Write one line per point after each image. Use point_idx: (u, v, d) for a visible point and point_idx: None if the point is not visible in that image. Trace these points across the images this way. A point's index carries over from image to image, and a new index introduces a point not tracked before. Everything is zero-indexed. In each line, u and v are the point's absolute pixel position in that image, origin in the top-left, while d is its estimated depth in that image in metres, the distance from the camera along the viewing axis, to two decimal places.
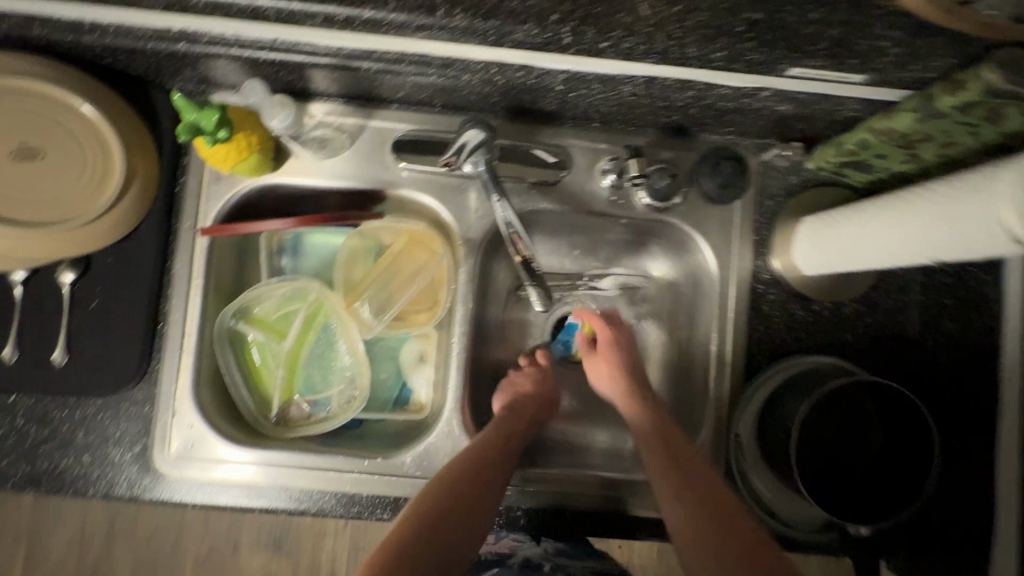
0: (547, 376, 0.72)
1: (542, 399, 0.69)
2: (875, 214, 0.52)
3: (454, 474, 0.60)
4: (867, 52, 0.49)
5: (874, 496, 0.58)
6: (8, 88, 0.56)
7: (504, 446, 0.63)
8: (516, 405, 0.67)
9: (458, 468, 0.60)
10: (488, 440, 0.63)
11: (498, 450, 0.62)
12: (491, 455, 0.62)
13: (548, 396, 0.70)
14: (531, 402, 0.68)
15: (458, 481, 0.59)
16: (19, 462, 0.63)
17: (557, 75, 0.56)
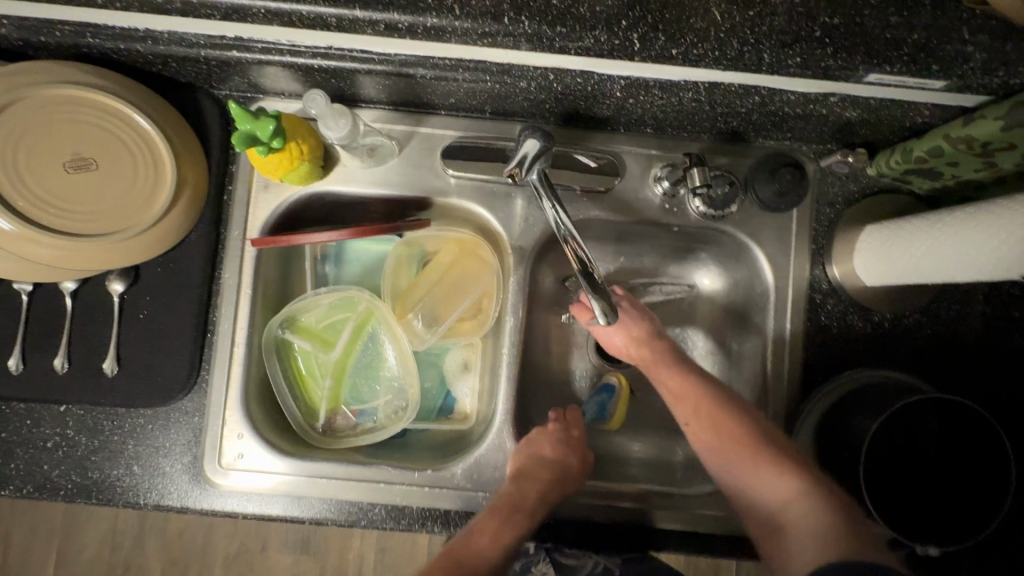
0: (571, 438, 0.65)
1: (562, 468, 0.63)
2: (960, 226, 0.49)
3: (453, 555, 0.55)
4: (950, 58, 0.47)
5: (957, 521, 0.54)
6: (62, 97, 0.55)
7: (515, 528, 0.58)
8: (536, 475, 0.61)
9: (460, 550, 0.56)
10: (501, 518, 0.59)
11: (508, 532, 0.58)
12: (498, 537, 0.57)
13: (570, 465, 0.63)
14: (550, 471, 0.62)
15: (457, 564, 0.55)
16: (69, 472, 0.63)
17: (617, 81, 0.55)
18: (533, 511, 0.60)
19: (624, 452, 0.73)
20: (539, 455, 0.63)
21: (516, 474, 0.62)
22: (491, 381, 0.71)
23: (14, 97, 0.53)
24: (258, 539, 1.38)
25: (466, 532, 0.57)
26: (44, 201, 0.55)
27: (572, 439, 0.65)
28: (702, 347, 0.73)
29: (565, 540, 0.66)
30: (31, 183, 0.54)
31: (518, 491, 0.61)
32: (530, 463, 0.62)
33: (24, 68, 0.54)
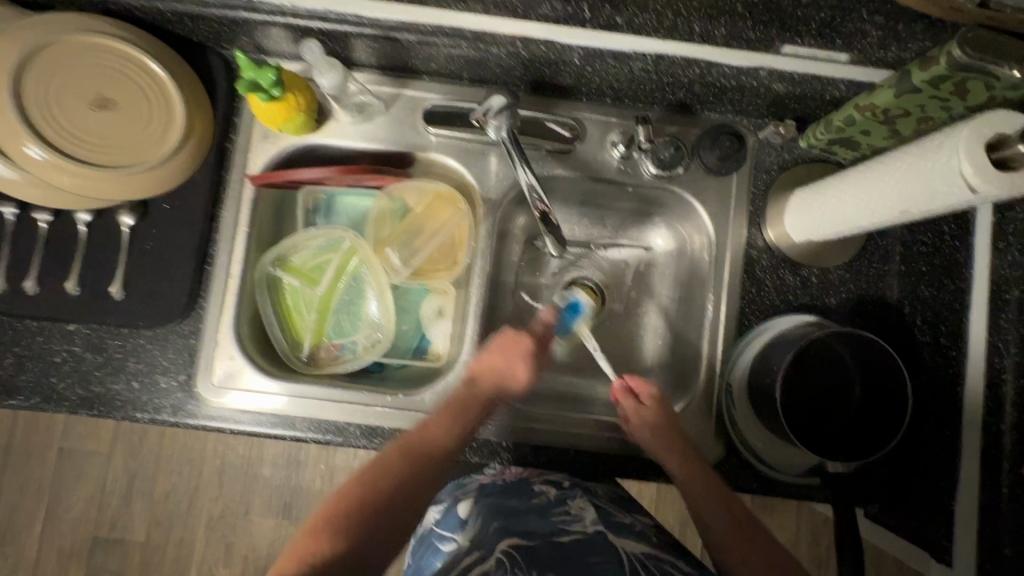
0: (512, 344, 0.70)
1: (501, 374, 0.69)
2: (856, 180, 0.58)
3: (408, 445, 0.64)
4: (853, 34, 0.56)
5: (855, 441, 0.64)
6: (91, 46, 0.63)
7: (464, 421, 0.67)
8: (488, 382, 0.69)
9: (413, 440, 0.64)
10: (451, 413, 0.67)
11: (457, 423, 0.66)
12: (447, 426, 0.66)
13: (507, 370, 0.69)
14: (492, 375, 0.69)
15: (414, 455, 0.63)
16: (74, 385, 0.69)
17: (575, 51, 0.62)
18: (480, 407, 0.68)
19: (581, 393, 0.81)
20: (489, 362, 0.69)
21: (471, 376, 0.69)
22: (461, 324, 0.77)
23: (47, 41, 0.61)
24: (241, 505, 1.36)
25: (420, 426, 0.66)
26: (69, 134, 0.62)
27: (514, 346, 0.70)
28: (656, 299, 0.81)
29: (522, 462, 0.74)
30: (59, 118, 0.62)
31: (466, 393, 0.68)
32: (481, 367, 0.69)
33: (56, 18, 0.62)
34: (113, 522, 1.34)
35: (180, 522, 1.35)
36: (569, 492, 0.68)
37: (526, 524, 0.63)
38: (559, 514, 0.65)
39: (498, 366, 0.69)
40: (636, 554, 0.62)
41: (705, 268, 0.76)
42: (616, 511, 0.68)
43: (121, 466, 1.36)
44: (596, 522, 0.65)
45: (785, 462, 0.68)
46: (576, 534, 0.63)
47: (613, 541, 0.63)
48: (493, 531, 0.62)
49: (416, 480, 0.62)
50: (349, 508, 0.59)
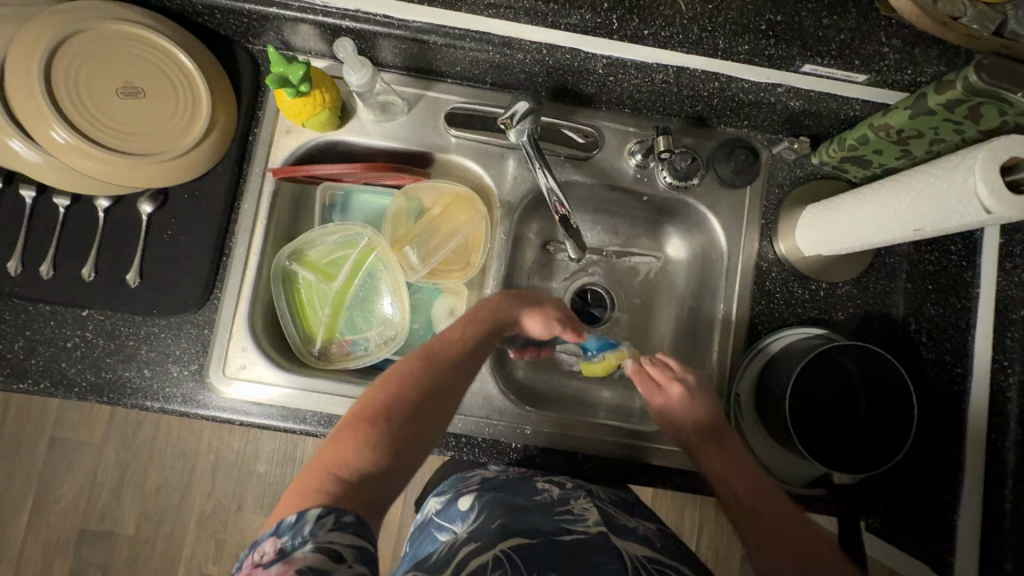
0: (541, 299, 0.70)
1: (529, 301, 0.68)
2: (869, 199, 0.60)
3: (428, 350, 0.60)
4: (871, 56, 0.58)
5: (861, 452, 0.65)
6: (123, 34, 0.64)
7: (481, 334, 0.63)
8: (513, 306, 0.67)
9: (434, 346, 0.60)
10: (468, 319, 0.64)
11: (470, 336, 0.62)
12: (470, 330, 0.63)
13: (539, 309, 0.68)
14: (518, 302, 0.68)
15: (434, 355, 0.59)
16: (84, 371, 0.69)
17: (599, 60, 0.65)
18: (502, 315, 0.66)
19: (587, 397, 0.82)
20: (504, 300, 0.67)
21: (480, 306, 0.66)
22: None
23: (78, 28, 0.62)
24: (234, 501, 1.35)
25: (439, 333, 0.62)
26: (95, 119, 0.62)
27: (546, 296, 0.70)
28: (665, 307, 0.82)
29: (529, 462, 0.74)
30: (86, 102, 0.62)
31: (482, 307, 0.66)
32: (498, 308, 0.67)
33: (88, 6, 0.63)
34: (104, 513, 1.33)
35: (172, 516, 1.34)
36: (572, 493, 0.68)
37: (527, 520, 0.61)
38: (560, 512, 0.63)
39: (509, 301, 0.67)
40: (641, 557, 0.58)
41: (715, 279, 0.77)
42: (619, 514, 0.66)
43: (114, 458, 1.34)
44: (599, 523, 0.61)
45: (787, 470, 0.70)
46: (579, 533, 0.60)
47: (618, 543, 0.59)
48: (492, 526, 0.61)
49: (443, 375, 0.58)
50: (373, 418, 0.53)
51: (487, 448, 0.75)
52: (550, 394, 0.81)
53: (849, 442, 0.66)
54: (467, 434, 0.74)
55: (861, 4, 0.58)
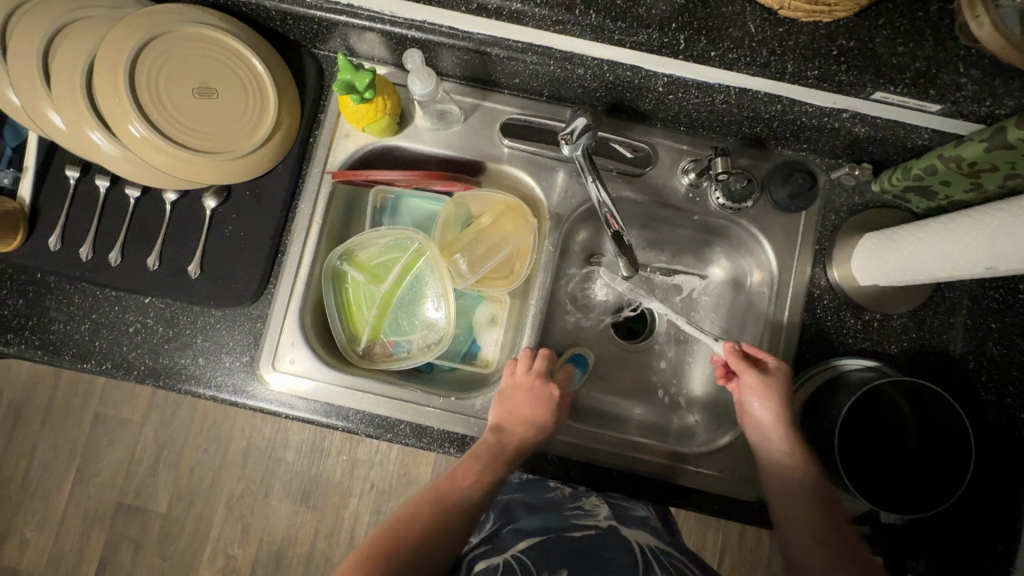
0: (536, 389, 0.70)
1: (536, 422, 0.69)
2: (939, 232, 0.57)
3: (439, 491, 0.64)
4: (947, 85, 0.56)
5: (910, 491, 0.63)
6: (201, 37, 0.66)
7: (497, 473, 0.66)
8: (516, 430, 0.68)
9: (444, 488, 0.65)
10: (479, 460, 0.66)
11: (488, 477, 0.65)
12: (479, 471, 0.65)
13: (540, 422, 0.69)
14: (525, 424, 0.69)
15: (441, 498, 0.64)
16: (143, 355, 0.72)
17: (661, 78, 0.65)
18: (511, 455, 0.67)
19: (624, 413, 0.81)
20: (521, 414, 0.69)
21: (498, 426, 0.68)
22: (516, 334, 0.79)
23: (163, 30, 0.64)
24: (262, 487, 1.39)
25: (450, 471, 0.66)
26: (170, 117, 0.65)
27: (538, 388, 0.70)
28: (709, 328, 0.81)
29: (563, 475, 0.74)
30: (162, 100, 0.65)
31: (495, 439, 0.67)
32: (512, 418, 0.69)
33: (171, 9, 0.65)
34: (140, 489, 1.38)
35: (203, 497, 1.38)
36: (584, 491, 0.72)
37: (537, 519, 0.67)
38: (570, 509, 0.68)
39: (530, 416, 0.69)
40: (652, 547, 0.64)
41: (763, 303, 0.76)
42: (630, 504, 0.70)
43: (153, 437, 1.39)
44: (609, 517, 0.67)
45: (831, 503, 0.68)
46: (591, 528, 0.65)
47: (625, 533, 0.64)
48: (505, 530, 0.67)
49: (447, 520, 0.63)
50: (373, 556, 0.59)
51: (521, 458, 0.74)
52: (587, 407, 0.81)
53: (908, 461, 0.64)
54: None
55: (939, 31, 0.56)
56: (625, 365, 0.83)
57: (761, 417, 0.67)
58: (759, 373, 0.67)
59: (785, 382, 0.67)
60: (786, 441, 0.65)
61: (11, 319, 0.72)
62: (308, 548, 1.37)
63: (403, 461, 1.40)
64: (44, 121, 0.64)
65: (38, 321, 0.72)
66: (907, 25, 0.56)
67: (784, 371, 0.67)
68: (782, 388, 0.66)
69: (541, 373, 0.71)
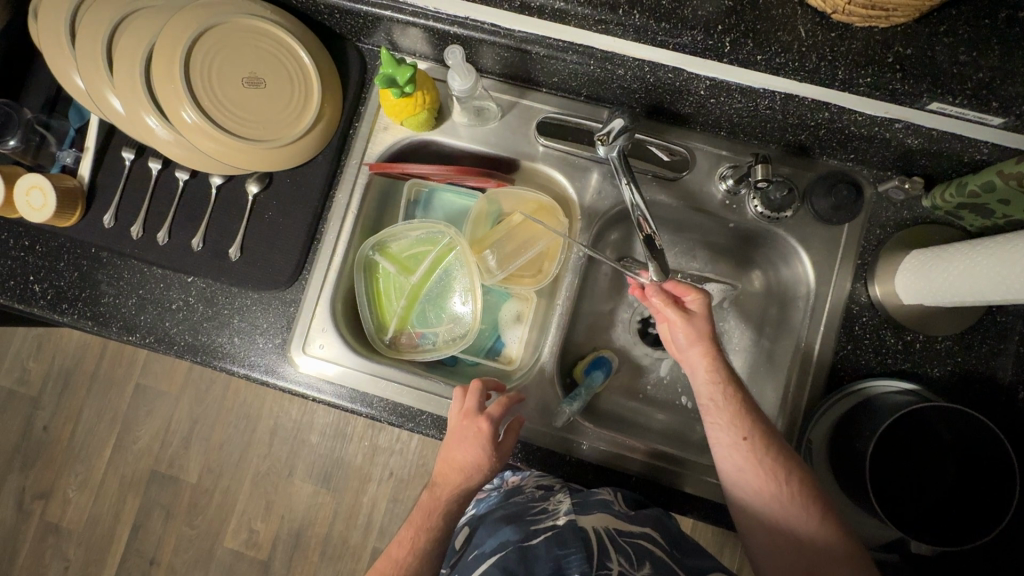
0: (468, 429, 0.63)
1: (471, 466, 0.62)
2: (989, 254, 0.55)
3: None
4: (1012, 98, 0.53)
5: (958, 521, 0.59)
6: (252, 27, 0.69)
7: (433, 531, 0.59)
8: (452, 479, 0.62)
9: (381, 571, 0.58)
10: (415, 528, 0.60)
11: (420, 541, 0.59)
12: (415, 541, 0.59)
13: (477, 463, 0.62)
14: (459, 470, 0.62)
15: None
16: (183, 332, 0.76)
17: (703, 81, 0.63)
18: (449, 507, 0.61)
19: (645, 420, 0.80)
20: (451, 460, 0.63)
21: (433, 480, 0.63)
22: (541, 333, 0.79)
23: (219, 20, 0.67)
24: (286, 466, 1.43)
25: (385, 551, 0.59)
26: (219, 103, 0.67)
27: (472, 425, 0.63)
28: (739, 339, 0.79)
29: (579, 478, 0.74)
30: (214, 87, 0.67)
31: (432, 500, 0.62)
32: (445, 467, 0.63)
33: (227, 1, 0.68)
34: (174, 459, 1.45)
35: (230, 471, 1.44)
36: (552, 490, 0.70)
37: (500, 534, 0.63)
38: (533, 513, 0.65)
39: (462, 460, 0.62)
40: (608, 529, 0.61)
41: (798, 317, 0.74)
42: (594, 491, 0.68)
43: (187, 410, 1.46)
44: (568, 512, 0.63)
45: (859, 528, 0.66)
46: (548, 529, 0.61)
47: (580, 521, 0.61)
48: (470, 556, 0.62)
49: None
50: None
51: (538, 458, 0.74)
52: (608, 411, 0.80)
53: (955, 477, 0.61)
54: (526, 441, 0.74)
55: (1007, 40, 0.53)
56: (649, 371, 0.82)
57: (688, 349, 0.65)
58: (682, 313, 0.65)
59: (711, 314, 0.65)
60: (713, 373, 0.63)
61: (66, 289, 0.77)
62: (326, 529, 1.41)
63: (423, 452, 1.42)
64: (106, 105, 0.67)
65: (91, 293, 0.77)
66: (972, 33, 0.53)
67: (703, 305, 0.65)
68: (705, 319, 0.65)
69: (470, 411, 0.64)
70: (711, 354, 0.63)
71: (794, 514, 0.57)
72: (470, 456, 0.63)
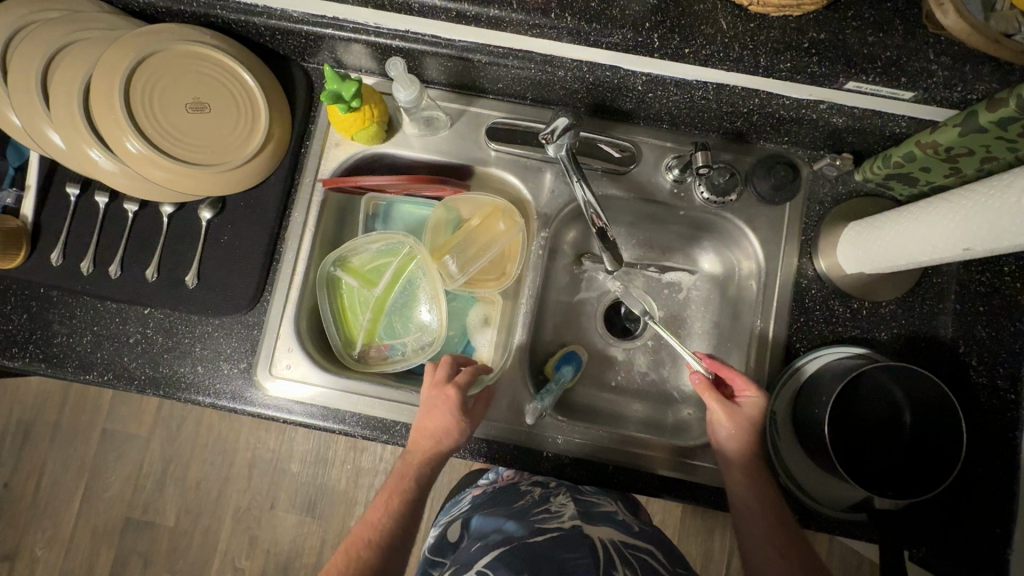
0: (437, 397, 0.66)
1: (440, 431, 0.64)
2: (914, 219, 0.59)
3: (353, 543, 0.60)
4: (919, 73, 0.58)
5: (911, 479, 0.62)
6: (196, 55, 0.69)
7: (405, 499, 0.62)
8: (423, 445, 0.64)
9: (357, 535, 0.61)
10: (388, 493, 0.63)
11: (393, 505, 0.62)
12: (386, 505, 0.62)
13: (446, 427, 0.64)
14: (430, 436, 0.64)
15: (353, 546, 0.59)
16: (144, 366, 0.74)
17: (639, 77, 0.66)
18: (422, 473, 0.63)
19: (617, 409, 0.82)
20: (421, 427, 0.65)
21: (407, 448, 0.66)
22: (508, 334, 0.80)
23: (157, 48, 0.66)
24: (267, 498, 1.39)
25: (363, 517, 0.63)
26: (165, 131, 0.67)
27: (441, 393, 0.66)
28: (700, 324, 0.82)
29: (558, 472, 0.75)
30: (158, 116, 0.67)
31: (404, 468, 0.64)
32: (417, 435, 0.65)
33: (166, 29, 0.67)
34: (148, 503, 1.39)
35: (209, 509, 1.39)
36: (552, 491, 0.70)
37: (504, 531, 0.64)
38: (536, 513, 0.65)
39: (432, 426, 0.65)
40: (614, 540, 0.61)
41: (752, 296, 0.77)
42: (597, 499, 0.69)
43: (159, 451, 1.41)
44: (573, 518, 0.64)
45: (829, 493, 0.68)
46: (555, 530, 0.61)
47: (586, 529, 0.61)
48: (472, 548, 0.63)
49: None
50: None
51: (515, 457, 0.75)
52: (582, 404, 0.82)
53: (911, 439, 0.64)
54: (502, 441, 0.74)
55: (908, 20, 0.57)
56: (619, 362, 0.84)
57: (727, 447, 0.68)
58: (728, 411, 0.67)
59: (759, 415, 0.66)
60: (750, 470, 0.66)
61: (15, 333, 0.74)
62: (315, 559, 1.37)
63: None
64: (45, 140, 0.66)
65: (43, 335, 0.74)
66: (876, 16, 0.58)
67: (755, 411, 0.66)
68: (749, 421, 0.66)
69: (439, 381, 0.67)
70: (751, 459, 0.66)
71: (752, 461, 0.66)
72: (439, 422, 0.65)
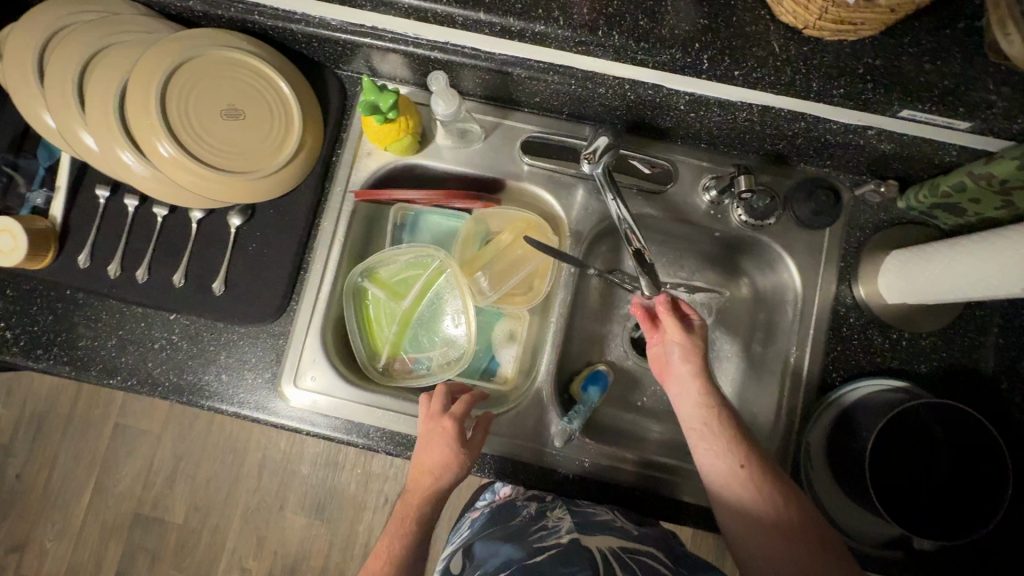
0: (434, 431, 0.63)
1: (438, 465, 0.61)
2: (965, 253, 0.57)
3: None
4: (978, 103, 0.56)
5: (951, 515, 0.60)
6: (231, 60, 0.68)
7: (407, 538, 0.59)
8: (424, 482, 0.61)
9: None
10: (389, 536, 0.59)
11: (394, 547, 0.58)
12: (388, 548, 0.58)
13: (445, 461, 0.62)
14: (428, 473, 0.62)
15: None
16: (168, 372, 0.73)
17: (682, 96, 0.64)
18: (423, 511, 0.61)
19: (642, 430, 0.81)
20: (420, 463, 0.62)
21: (406, 487, 0.63)
22: (535, 351, 0.78)
23: (193, 52, 0.65)
24: (277, 500, 1.39)
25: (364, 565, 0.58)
26: (198, 137, 0.66)
27: (437, 426, 0.63)
28: (731, 347, 0.80)
29: (583, 494, 0.73)
30: (192, 121, 0.66)
31: (405, 509, 0.61)
32: (416, 473, 0.62)
33: (203, 33, 0.67)
34: (158, 500, 1.39)
35: (219, 509, 1.39)
36: (549, 505, 0.70)
37: (502, 553, 0.63)
38: (533, 531, 0.65)
39: (430, 461, 0.62)
40: (614, 550, 0.61)
41: (787, 322, 0.75)
42: (594, 510, 0.69)
43: (171, 448, 1.41)
44: (571, 531, 0.64)
45: (862, 528, 0.66)
46: (552, 545, 0.61)
47: (584, 540, 0.62)
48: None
49: None
50: None
51: (539, 477, 0.73)
52: (608, 425, 0.80)
53: (949, 480, 0.61)
54: (527, 461, 0.73)
55: (967, 48, 0.56)
56: (645, 382, 0.83)
57: (681, 369, 0.64)
58: (682, 330, 0.65)
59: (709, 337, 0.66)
60: (704, 390, 0.62)
61: (40, 335, 0.74)
62: (322, 562, 1.37)
63: None
64: (77, 142, 0.65)
65: (67, 337, 0.74)
66: (935, 42, 0.56)
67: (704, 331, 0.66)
68: (701, 342, 0.65)
69: (435, 413, 0.65)
70: (703, 378, 0.63)
71: (762, 502, 0.58)
72: (439, 456, 0.62)
